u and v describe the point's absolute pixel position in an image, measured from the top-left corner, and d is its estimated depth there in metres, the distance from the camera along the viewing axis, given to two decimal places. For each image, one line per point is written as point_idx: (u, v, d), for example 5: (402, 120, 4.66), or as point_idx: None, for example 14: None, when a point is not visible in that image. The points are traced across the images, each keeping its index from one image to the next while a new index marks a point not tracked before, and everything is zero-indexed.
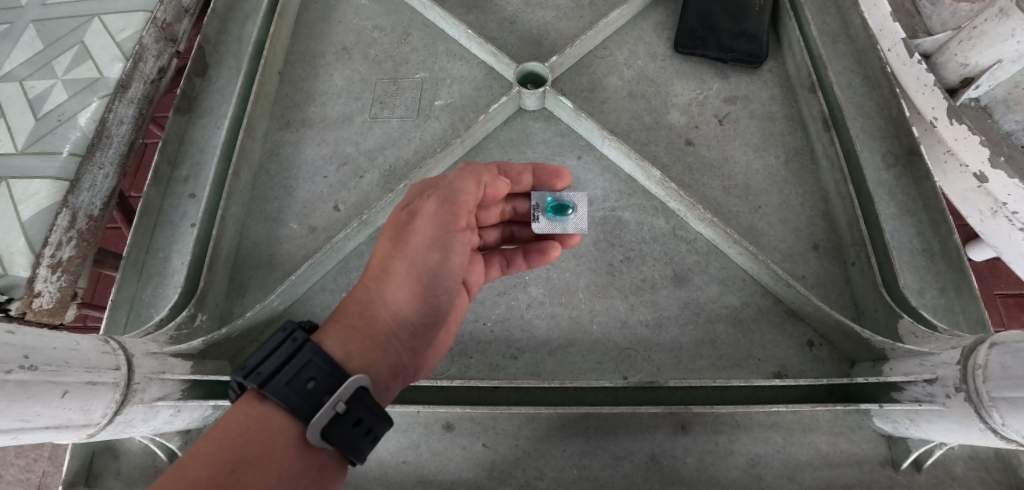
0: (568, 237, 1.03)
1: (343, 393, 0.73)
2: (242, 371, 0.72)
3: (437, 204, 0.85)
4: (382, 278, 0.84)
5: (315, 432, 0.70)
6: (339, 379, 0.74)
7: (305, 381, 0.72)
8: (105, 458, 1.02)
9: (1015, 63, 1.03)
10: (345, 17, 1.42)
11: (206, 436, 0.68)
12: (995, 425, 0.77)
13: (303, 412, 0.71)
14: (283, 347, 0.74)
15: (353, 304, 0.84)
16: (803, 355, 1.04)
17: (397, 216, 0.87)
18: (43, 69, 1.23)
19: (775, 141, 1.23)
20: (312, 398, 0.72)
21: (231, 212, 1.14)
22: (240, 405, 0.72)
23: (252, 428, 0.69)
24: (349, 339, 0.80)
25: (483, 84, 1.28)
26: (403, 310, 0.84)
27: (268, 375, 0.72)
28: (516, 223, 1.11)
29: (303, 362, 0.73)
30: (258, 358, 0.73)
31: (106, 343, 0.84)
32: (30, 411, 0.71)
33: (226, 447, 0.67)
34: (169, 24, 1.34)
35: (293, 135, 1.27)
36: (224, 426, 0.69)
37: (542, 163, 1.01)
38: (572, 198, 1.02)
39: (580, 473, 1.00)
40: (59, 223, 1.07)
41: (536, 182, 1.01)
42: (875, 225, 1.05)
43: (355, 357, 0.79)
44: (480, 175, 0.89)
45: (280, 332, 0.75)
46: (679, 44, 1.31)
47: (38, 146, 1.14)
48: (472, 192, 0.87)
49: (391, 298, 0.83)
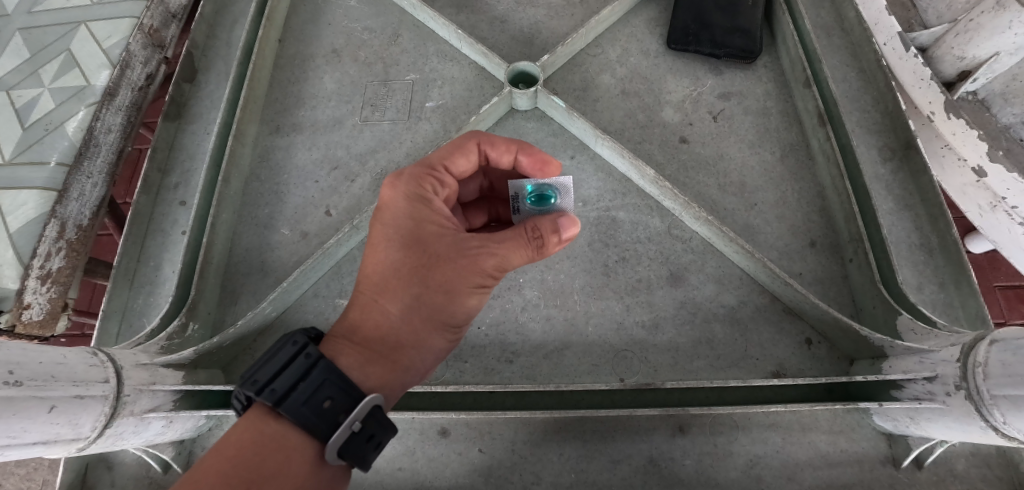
0: (563, 229, 0.85)
1: (358, 413, 0.73)
2: (255, 387, 0.72)
3: (485, 256, 0.83)
4: (409, 306, 0.81)
5: (332, 451, 0.71)
6: (355, 398, 0.75)
7: (321, 400, 0.73)
8: (99, 470, 1.01)
9: (1012, 55, 1.00)
10: (334, 19, 1.40)
11: (221, 451, 0.69)
12: (996, 424, 0.75)
13: (322, 432, 0.72)
14: (297, 362, 0.74)
15: (370, 322, 0.81)
16: (801, 353, 1.03)
17: (433, 242, 0.83)
18: (30, 78, 1.21)
19: (770, 136, 1.22)
20: (329, 417, 0.73)
21: (223, 218, 1.13)
22: (253, 420, 0.72)
23: (265, 444, 0.70)
24: (367, 360, 0.79)
25: (474, 85, 1.27)
26: (426, 339, 0.83)
27: (282, 393, 0.72)
28: (500, 202, 1.10)
29: (318, 382, 0.73)
30: (270, 373, 0.73)
31: (94, 356, 0.82)
32: (17, 427, 0.70)
33: (242, 466, 0.68)
34: (156, 30, 1.32)
35: (283, 140, 1.26)
36: (239, 444, 0.70)
37: (527, 143, 0.96)
38: (556, 183, 0.95)
39: (578, 477, 1.00)
40: (47, 235, 1.06)
41: (519, 163, 0.97)
42: (873, 220, 1.03)
43: (372, 376, 0.79)
44: (541, 239, 0.84)
45: (292, 346, 0.76)
46: (671, 41, 1.29)
47: (26, 156, 1.13)
48: (521, 258, 0.85)
49: (416, 327, 0.81)
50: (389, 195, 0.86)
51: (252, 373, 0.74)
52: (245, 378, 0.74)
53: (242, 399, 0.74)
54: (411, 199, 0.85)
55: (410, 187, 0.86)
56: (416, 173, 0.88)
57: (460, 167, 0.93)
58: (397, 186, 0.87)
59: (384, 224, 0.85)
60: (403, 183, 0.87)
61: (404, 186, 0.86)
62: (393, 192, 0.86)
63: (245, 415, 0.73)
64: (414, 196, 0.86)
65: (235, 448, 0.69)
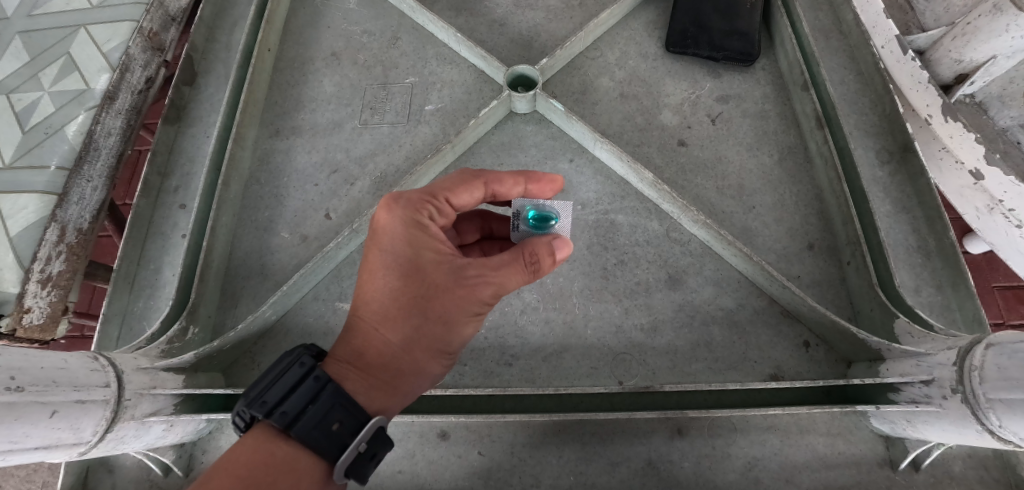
0: (559, 250, 0.86)
1: (365, 434, 0.76)
2: (263, 408, 0.73)
3: (483, 286, 0.83)
4: (409, 335, 0.82)
5: (340, 472, 0.73)
6: (361, 420, 0.77)
7: (331, 423, 0.75)
8: (100, 473, 1.01)
9: (1009, 58, 1.01)
10: (333, 22, 1.41)
11: (230, 472, 0.69)
12: (993, 427, 0.76)
13: (330, 454, 0.74)
14: (305, 384, 0.76)
15: (371, 349, 0.82)
16: (799, 355, 1.03)
17: (431, 271, 0.82)
18: (30, 81, 1.22)
19: (768, 139, 1.22)
20: (338, 439, 0.75)
21: (223, 222, 1.13)
22: (260, 440, 0.73)
23: (275, 466, 0.71)
24: (368, 386, 0.81)
25: (474, 87, 1.27)
26: (425, 367, 0.84)
27: (292, 415, 0.73)
28: (494, 219, 1.09)
29: (327, 405, 0.75)
30: (279, 395, 0.74)
31: (95, 360, 0.83)
32: (19, 433, 0.70)
33: (251, 484, 0.69)
34: (156, 33, 1.32)
35: (283, 143, 1.26)
36: (249, 464, 0.71)
37: (535, 172, 0.95)
38: (556, 208, 0.99)
39: (577, 479, 1.00)
40: (48, 238, 1.07)
41: (525, 193, 0.96)
42: (869, 223, 1.04)
43: (375, 401, 0.81)
44: (538, 262, 0.84)
45: (299, 367, 0.77)
46: (669, 44, 1.30)
47: (26, 160, 1.13)
48: (520, 281, 0.85)
49: (414, 357, 0.83)
50: (387, 223, 0.84)
51: (260, 394, 0.74)
52: (253, 398, 0.74)
53: (246, 418, 0.75)
54: (411, 229, 0.84)
55: (409, 215, 0.84)
56: (414, 202, 0.85)
57: (463, 201, 0.90)
58: (396, 214, 0.84)
59: (381, 251, 0.84)
60: (401, 207, 0.85)
61: (403, 215, 0.84)
62: (393, 220, 0.84)
63: (254, 434, 0.74)
64: (414, 225, 0.84)
65: (246, 470, 0.70)
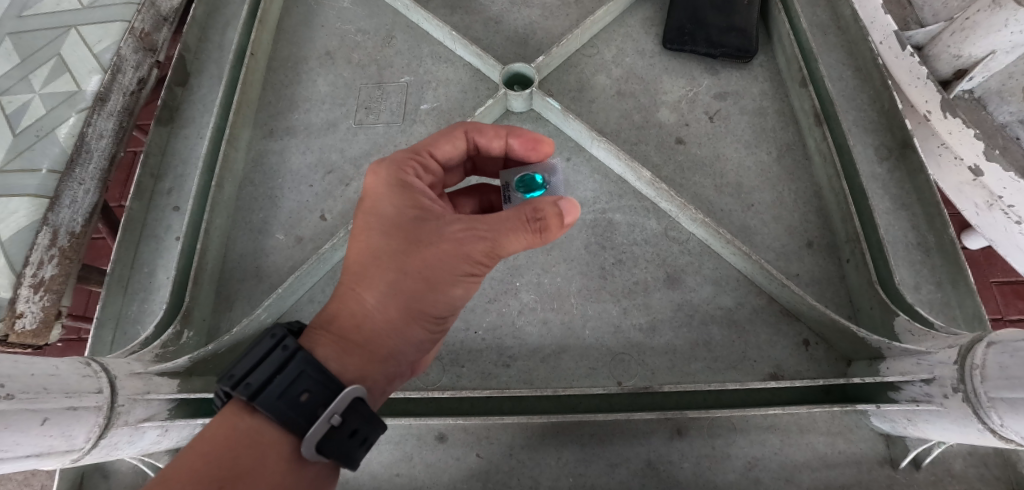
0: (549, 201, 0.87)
1: (337, 405, 0.71)
2: (230, 381, 0.70)
3: (470, 239, 0.79)
4: (385, 295, 0.79)
5: (309, 446, 0.69)
6: (334, 390, 0.72)
7: (298, 393, 0.71)
8: (95, 478, 1.00)
9: (1009, 53, 1.00)
10: (327, 20, 1.39)
11: (190, 451, 0.66)
12: (994, 426, 0.75)
13: (298, 425, 0.70)
14: (274, 355, 0.72)
15: (346, 313, 0.79)
16: (799, 354, 1.03)
17: (416, 229, 0.81)
18: (20, 83, 1.20)
19: (766, 136, 1.21)
20: (307, 410, 0.70)
21: (216, 224, 1.12)
22: (226, 416, 0.70)
23: (239, 441, 0.68)
24: (345, 351, 0.77)
25: (470, 86, 1.26)
26: (405, 329, 0.80)
27: (257, 386, 0.70)
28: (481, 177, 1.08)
29: (295, 373, 0.71)
30: (245, 366, 0.71)
31: (87, 366, 0.82)
32: (9, 441, 0.69)
33: (216, 463, 0.66)
34: (147, 34, 1.30)
35: (277, 143, 1.25)
36: (213, 441, 0.68)
37: (517, 126, 0.96)
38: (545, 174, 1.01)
39: (575, 480, 0.99)
40: (39, 242, 1.05)
41: (510, 149, 0.97)
42: (869, 220, 1.03)
43: (352, 368, 0.77)
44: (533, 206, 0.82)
45: (269, 338, 0.73)
46: (667, 40, 1.28)
47: (17, 163, 1.12)
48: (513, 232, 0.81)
49: (393, 319, 0.79)
50: (374, 185, 0.85)
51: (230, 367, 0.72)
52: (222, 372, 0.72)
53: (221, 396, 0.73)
54: (395, 186, 0.84)
55: (394, 176, 0.85)
56: (400, 160, 0.88)
57: (444, 151, 0.94)
58: (383, 175, 0.86)
59: (367, 214, 0.84)
60: (385, 169, 0.86)
61: (386, 174, 0.85)
62: (379, 181, 0.85)
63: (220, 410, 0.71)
64: (398, 185, 0.85)
65: (210, 446, 0.67)
